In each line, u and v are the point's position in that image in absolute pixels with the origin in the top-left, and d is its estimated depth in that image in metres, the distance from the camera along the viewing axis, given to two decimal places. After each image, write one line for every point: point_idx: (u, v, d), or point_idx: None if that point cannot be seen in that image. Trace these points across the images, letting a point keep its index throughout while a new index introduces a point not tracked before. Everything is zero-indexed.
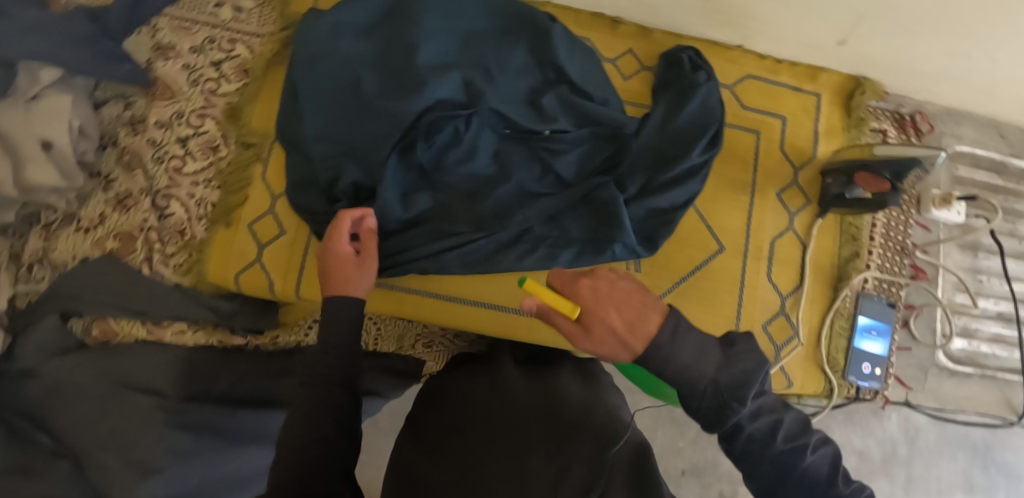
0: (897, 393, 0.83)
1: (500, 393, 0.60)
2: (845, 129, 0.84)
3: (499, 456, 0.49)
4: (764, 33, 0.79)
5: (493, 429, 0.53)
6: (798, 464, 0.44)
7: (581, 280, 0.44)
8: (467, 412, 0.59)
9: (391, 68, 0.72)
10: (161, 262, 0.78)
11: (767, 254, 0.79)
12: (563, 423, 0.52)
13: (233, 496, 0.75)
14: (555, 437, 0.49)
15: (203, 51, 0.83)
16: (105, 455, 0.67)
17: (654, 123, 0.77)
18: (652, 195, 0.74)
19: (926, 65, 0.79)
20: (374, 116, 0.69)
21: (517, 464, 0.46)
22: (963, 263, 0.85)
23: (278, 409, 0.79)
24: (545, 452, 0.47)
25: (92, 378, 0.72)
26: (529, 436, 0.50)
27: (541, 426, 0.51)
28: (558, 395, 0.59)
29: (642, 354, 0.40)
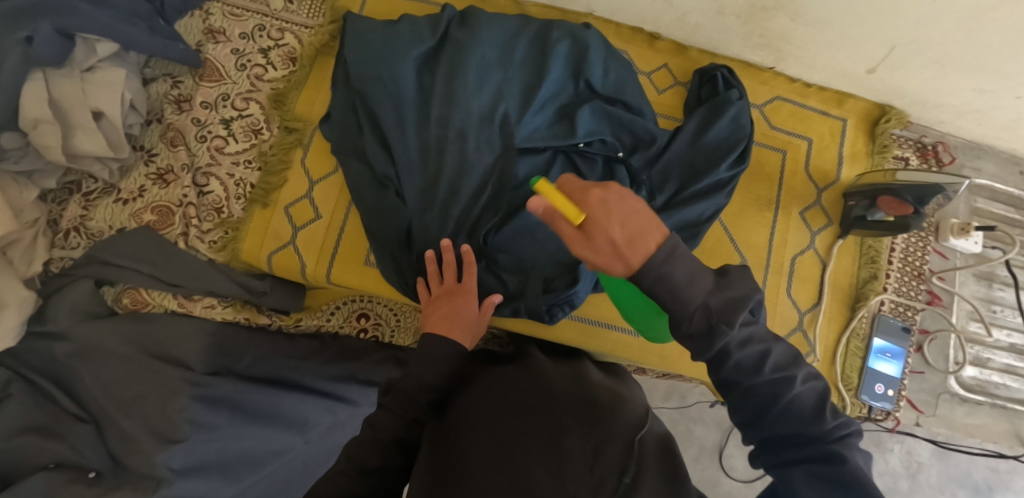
0: (907, 416, 0.83)
1: (529, 376, 0.63)
2: (868, 155, 0.87)
3: (536, 428, 0.53)
4: (797, 57, 0.82)
5: (527, 406, 0.57)
6: (786, 395, 0.45)
7: (592, 190, 0.46)
8: (500, 384, 0.62)
9: (443, 68, 0.76)
10: (197, 238, 0.79)
11: (787, 270, 0.81)
12: (594, 411, 0.56)
13: (248, 476, 0.75)
14: (586, 423, 0.54)
15: (252, 37, 0.85)
16: (125, 421, 0.71)
17: (688, 137, 0.78)
18: (679, 206, 0.76)
19: (953, 98, 0.82)
20: (427, 115, 0.75)
21: (553, 441, 0.51)
22: (978, 293, 0.87)
23: (295, 393, 0.81)
24: (579, 435, 0.52)
25: (123, 343, 0.75)
26: (564, 417, 0.55)
27: (575, 409, 0.57)
28: (585, 388, 0.63)
29: (636, 270, 0.43)
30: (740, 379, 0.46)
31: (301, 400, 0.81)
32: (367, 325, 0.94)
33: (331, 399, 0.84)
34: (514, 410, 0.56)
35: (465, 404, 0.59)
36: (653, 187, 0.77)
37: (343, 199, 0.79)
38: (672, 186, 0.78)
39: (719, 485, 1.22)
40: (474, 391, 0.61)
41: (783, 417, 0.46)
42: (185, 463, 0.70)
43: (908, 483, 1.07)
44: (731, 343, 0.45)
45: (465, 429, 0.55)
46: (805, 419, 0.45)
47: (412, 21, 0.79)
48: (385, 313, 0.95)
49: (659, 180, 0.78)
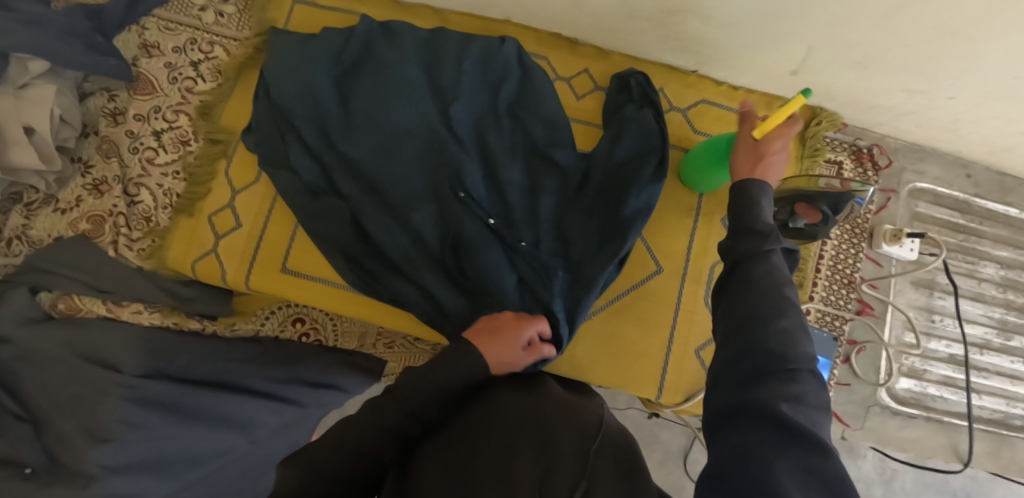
0: (833, 428, 0.81)
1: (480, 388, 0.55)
2: (799, 158, 0.84)
3: (486, 451, 0.45)
4: (719, 60, 0.79)
5: (475, 426, 0.49)
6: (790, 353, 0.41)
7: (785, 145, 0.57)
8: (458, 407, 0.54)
9: (363, 84, 0.78)
10: (126, 246, 0.82)
11: (706, 278, 0.80)
12: (547, 420, 0.48)
13: (187, 473, 0.79)
14: (542, 440, 0.46)
15: (184, 51, 0.88)
16: (65, 422, 0.74)
17: (603, 150, 0.77)
18: (593, 219, 0.75)
19: (885, 100, 0.78)
20: (350, 130, 0.77)
21: (501, 467, 0.43)
22: (916, 302, 0.83)
23: (236, 395, 0.83)
24: (530, 455, 0.44)
25: (59, 347, 0.77)
26: (517, 432, 0.47)
27: (531, 422, 0.48)
28: (539, 389, 0.55)
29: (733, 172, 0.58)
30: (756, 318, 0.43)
31: (240, 400, 0.83)
32: (307, 328, 0.97)
33: (279, 400, 0.87)
34: (461, 436, 0.48)
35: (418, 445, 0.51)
36: (569, 205, 0.77)
37: (263, 208, 0.81)
38: (591, 199, 0.76)
39: (684, 489, 1.21)
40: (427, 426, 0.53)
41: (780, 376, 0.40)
42: (118, 461, 0.73)
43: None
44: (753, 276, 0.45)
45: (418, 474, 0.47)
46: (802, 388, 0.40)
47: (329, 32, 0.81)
48: (324, 320, 0.98)
49: (579, 196, 0.77)
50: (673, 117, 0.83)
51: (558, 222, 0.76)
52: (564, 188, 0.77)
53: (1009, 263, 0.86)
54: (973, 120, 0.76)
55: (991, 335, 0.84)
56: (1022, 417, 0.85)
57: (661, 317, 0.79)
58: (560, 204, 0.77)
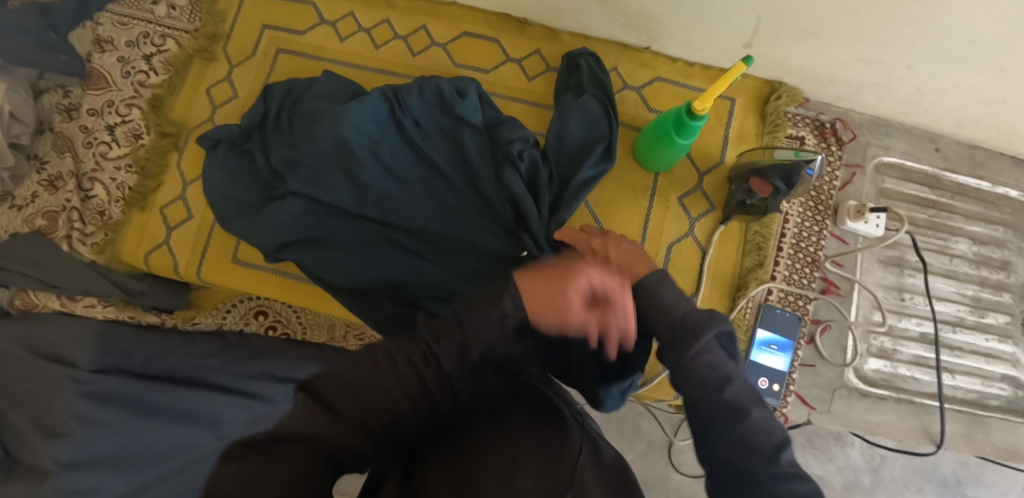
0: (798, 412, 0.78)
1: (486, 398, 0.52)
2: (759, 135, 0.82)
3: (486, 468, 0.41)
4: (669, 36, 0.78)
5: (481, 438, 0.45)
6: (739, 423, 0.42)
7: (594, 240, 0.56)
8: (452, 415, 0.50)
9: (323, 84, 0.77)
10: (80, 241, 0.82)
11: (663, 259, 0.77)
12: (555, 440, 0.45)
13: (150, 470, 0.76)
14: (543, 455, 0.43)
15: (137, 45, 0.88)
16: (18, 418, 0.73)
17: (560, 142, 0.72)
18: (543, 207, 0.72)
19: (843, 72, 0.75)
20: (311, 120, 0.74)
21: (504, 484, 0.39)
22: (884, 280, 0.81)
23: (197, 388, 0.82)
24: (533, 472, 0.40)
25: (9, 343, 0.78)
26: (517, 447, 0.43)
27: (530, 437, 0.45)
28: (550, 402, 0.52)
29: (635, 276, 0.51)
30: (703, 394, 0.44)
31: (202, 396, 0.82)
32: (271, 321, 0.96)
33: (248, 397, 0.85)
34: (462, 446, 0.45)
35: (413, 444, 0.47)
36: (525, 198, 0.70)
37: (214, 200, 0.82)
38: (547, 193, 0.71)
39: (668, 480, 1.13)
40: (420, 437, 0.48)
41: (733, 448, 0.42)
42: (74, 457, 0.71)
43: (870, 479, 0.94)
44: (697, 350, 0.44)
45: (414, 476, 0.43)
46: (761, 459, 0.41)
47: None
48: (288, 314, 0.97)
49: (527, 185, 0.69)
50: (627, 96, 0.81)
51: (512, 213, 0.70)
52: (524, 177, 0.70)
53: (982, 239, 0.83)
54: (934, 90, 0.74)
55: (965, 313, 0.82)
56: (998, 397, 0.82)
57: None
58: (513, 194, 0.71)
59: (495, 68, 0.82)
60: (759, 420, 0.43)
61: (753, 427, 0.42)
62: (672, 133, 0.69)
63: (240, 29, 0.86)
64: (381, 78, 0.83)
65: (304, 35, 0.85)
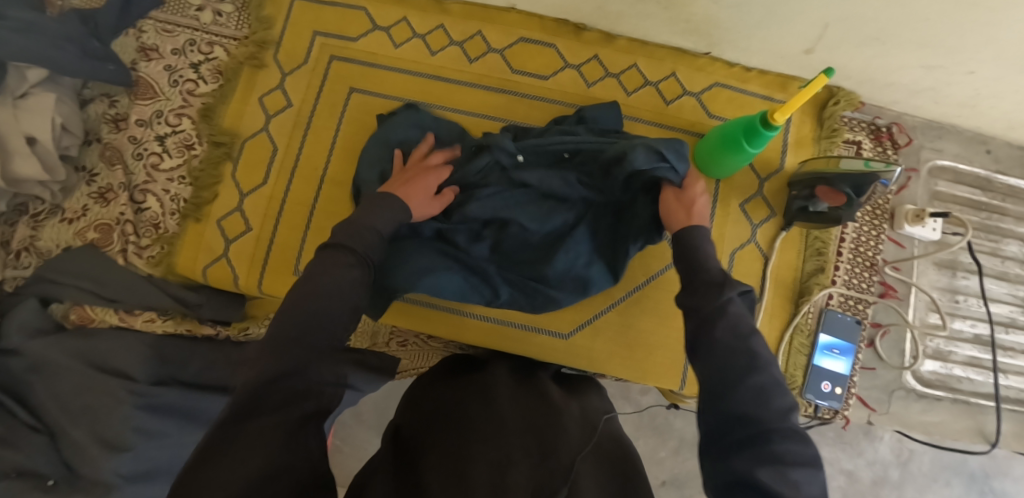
0: (859, 414, 0.80)
1: (485, 404, 0.54)
2: (816, 140, 0.82)
3: (478, 463, 0.43)
4: (730, 42, 0.77)
5: (477, 429, 0.49)
6: (754, 376, 0.43)
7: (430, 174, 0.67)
8: (453, 418, 0.53)
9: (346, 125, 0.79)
10: (135, 253, 0.82)
11: (726, 266, 0.78)
12: (549, 435, 0.48)
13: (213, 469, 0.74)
14: (540, 450, 0.45)
15: (184, 52, 0.86)
16: (77, 430, 0.72)
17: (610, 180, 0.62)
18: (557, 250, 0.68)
19: (901, 77, 0.76)
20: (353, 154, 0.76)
21: (496, 476, 0.41)
22: (939, 282, 0.82)
23: None
24: (527, 467, 0.42)
25: (68, 357, 0.76)
26: (510, 443, 0.46)
27: (526, 435, 0.48)
28: (552, 410, 0.54)
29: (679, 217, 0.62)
30: (722, 337, 0.45)
31: None
32: None
33: None
34: (461, 440, 0.48)
35: (419, 450, 0.49)
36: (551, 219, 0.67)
37: (271, 211, 0.81)
38: (580, 239, 0.66)
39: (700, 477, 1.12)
40: (425, 442, 0.50)
41: (748, 395, 0.42)
42: (134, 470, 0.73)
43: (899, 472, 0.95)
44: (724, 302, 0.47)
45: (416, 464, 0.46)
46: (771, 408, 0.41)
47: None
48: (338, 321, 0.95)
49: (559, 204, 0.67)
50: (686, 102, 0.81)
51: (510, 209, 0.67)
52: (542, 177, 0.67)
53: None
54: (993, 95, 0.74)
55: (1017, 314, 0.83)
56: None
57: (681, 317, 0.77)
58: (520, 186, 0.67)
59: (553, 74, 0.81)
60: (771, 381, 0.43)
61: (768, 384, 0.43)
62: (742, 141, 0.69)
63: (290, 36, 0.85)
64: (435, 85, 0.81)
65: (357, 41, 0.84)
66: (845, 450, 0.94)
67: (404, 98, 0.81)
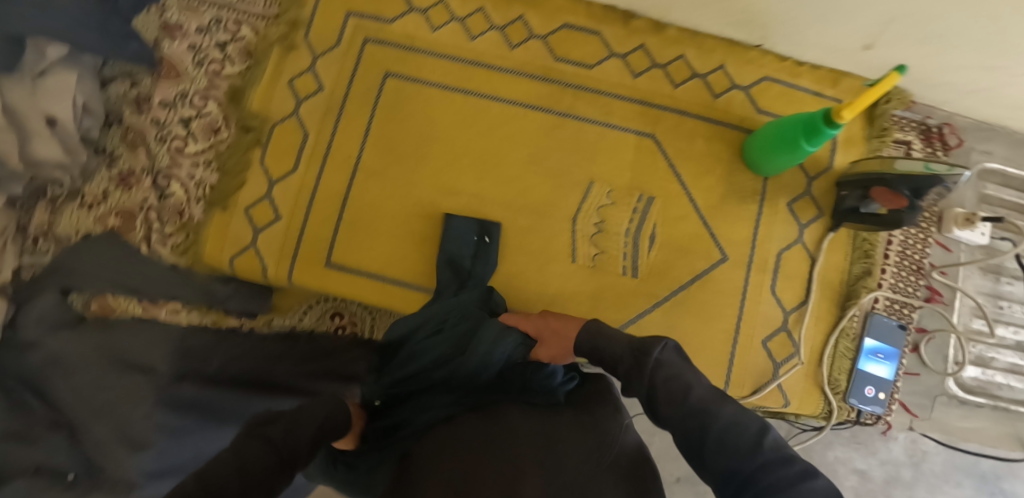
0: (900, 419, 0.80)
1: (489, 413, 0.53)
2: (866, 139, 0.79)
3: (488, 479, 0.43)
4: (785, 34, 0.74)
5: (484, 443, 0.48)
6: (712, 424, 0.43)
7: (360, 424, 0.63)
8: (452, 432, 0.52)
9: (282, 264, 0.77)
10: (160, 241, 0.78)
11: (772, 266, 0.76)
12: (559, 443, 0.47)
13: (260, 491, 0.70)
14: (549, 462, 0.45)
15: (209, 31, 0.82)
16: (98, 426, 0.69)
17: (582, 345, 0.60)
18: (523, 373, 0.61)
19: (959, 77, 0.73)
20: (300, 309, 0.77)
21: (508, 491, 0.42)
22: (983, 288, 0.80)
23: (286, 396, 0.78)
24: (539, 480, 0.43)
25: (90, 350, 0.73)
26: (519, 455, 0.46)
27: (536, 444, 0.47)
28: (550, 411, 0.53)
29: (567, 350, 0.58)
30: (671, 402, 0.45)
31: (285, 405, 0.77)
32: (345, 323, 0.86)
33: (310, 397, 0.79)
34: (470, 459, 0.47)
35: (424, 460, 0.49)
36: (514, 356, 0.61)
37: (302, 200, 0.77)
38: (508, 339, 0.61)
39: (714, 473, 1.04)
40: (424, 456, 0.51)
41: (720, 447, 0.42)
42: (157, 466, 0.70)
43: None
44: (651, 375, 0.46)
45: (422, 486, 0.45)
46: (741, 453, 0.42)
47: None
48: (358, 312, 0.86)
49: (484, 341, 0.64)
50: (735, 96, 0.78)
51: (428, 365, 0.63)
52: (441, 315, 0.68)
53: None
54: None
55: None
56: None
57: (725, 319, 0.75)
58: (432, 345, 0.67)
59: (598, 63, 0.78)
60: (732, 413, 0.44)
61: (728, 422, 0.43)
62: (802, 138, 0.66)
63: (321, 16, 0.80)
64: (475, 72, 0.78)
65: (392, 24, 0.80)
66: None
67: (442, 85, 0.78)
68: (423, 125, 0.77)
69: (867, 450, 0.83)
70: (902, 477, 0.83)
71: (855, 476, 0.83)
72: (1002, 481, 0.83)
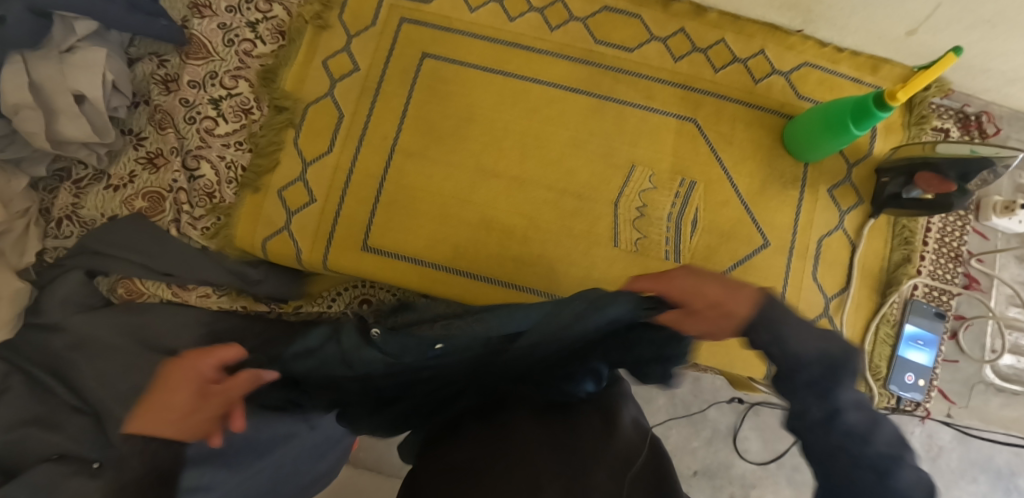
0: (938, 407, 0.80)
1: (497, 429, 0.50)
2: (904, 126, 0.79)
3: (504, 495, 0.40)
4: (829, 19, 0.74)
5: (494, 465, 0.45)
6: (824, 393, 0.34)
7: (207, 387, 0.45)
8: (467, 456, 0.49)
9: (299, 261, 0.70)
10: (189, 224, 0.76)
11: (813, 253, 0.75)
12: (576, 453, 0.44)
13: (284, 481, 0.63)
14: (569, 471, 0.42)
15: (239, 10, 0.80)
16: (121, 409, 0.66)
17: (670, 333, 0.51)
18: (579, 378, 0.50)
19: (1001, 64, 0.73)
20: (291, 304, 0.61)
21: None
22: (1018, 276, 0.81)
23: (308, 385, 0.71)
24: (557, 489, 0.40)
25: (117, 334, 0.71)
26: (537, 471, 0.42)
27: (553, 455, 0.44)
28: (565, 421, 0.50)
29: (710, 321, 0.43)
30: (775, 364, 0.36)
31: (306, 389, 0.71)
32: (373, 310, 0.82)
33: None
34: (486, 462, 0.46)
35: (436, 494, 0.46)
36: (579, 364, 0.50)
37: (337, 181, 0.76)
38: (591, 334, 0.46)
39: (731, 467, 0.99)
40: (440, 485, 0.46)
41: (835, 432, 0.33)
42: None
43: None
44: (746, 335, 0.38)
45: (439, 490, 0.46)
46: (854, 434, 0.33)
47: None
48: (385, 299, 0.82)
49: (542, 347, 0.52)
50: (775, 81, 0.78)
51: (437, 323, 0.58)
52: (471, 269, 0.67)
53: None
54: None
55: None
56: None
57: None
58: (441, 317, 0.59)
59: (639, 46, 0.77)
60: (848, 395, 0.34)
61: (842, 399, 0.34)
62: (851, 119, 0.65)
63: None
64: (515, 54, 0.77)
65: (429, 4, 0.78)
66: None
67: (481, 67, 0.77)
68: (463, 107, 0.76)
69: None
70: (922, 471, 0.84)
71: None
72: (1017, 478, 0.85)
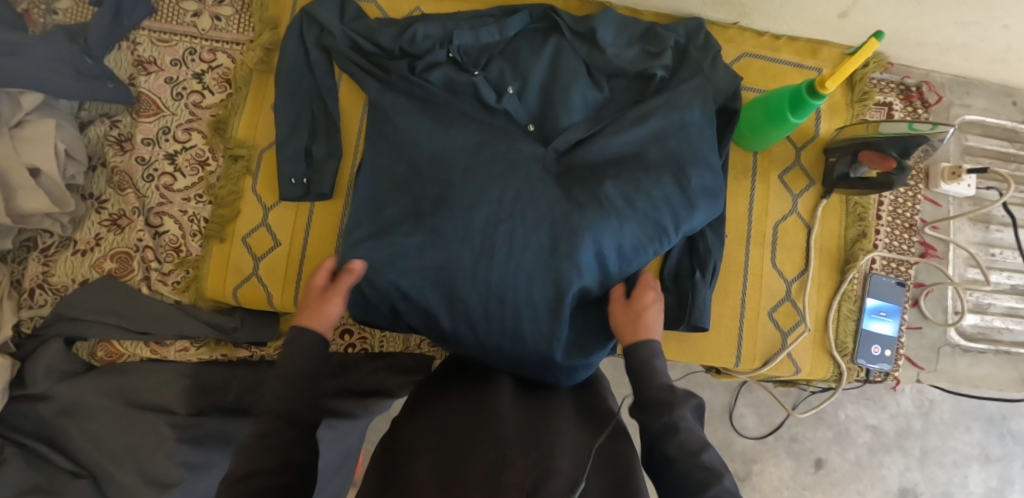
0: (908, 374, 0.83)
1: (481, 403, 0.49)
2: (848, 105, 0.80)
3: (473, 467, 0.38)
4: (761, 10, 0.75)
5: (473, 435, 0.43)
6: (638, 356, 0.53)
7: None
8: (446, 423, 0.48)
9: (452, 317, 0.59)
10: (160, 280, 0.78)
11: (770, 239, 0.77)
12: (546, 436, 0.43)
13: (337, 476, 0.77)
14: (534, 451, 0.40)
15: (184, 63, 0.81)
16: (121, 471, 0.67)
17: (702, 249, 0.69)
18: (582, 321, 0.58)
19: (935, 35, 0.75)
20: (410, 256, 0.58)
21: (491, 473, 0.37)
22: (975, 238, 0.83)
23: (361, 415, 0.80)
24: (524, 463, 0.38)
25: (104, 396, 0.71)
26: (503, 444, 0.41)
27: (524, 436, 0.43)
28: (545, 410, 0.50)
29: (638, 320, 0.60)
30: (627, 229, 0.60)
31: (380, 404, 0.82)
32: None
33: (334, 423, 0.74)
34: (458, 439, 0.44)
35: (414, 447, 0.46)
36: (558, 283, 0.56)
37: (299, 224, 0.78)
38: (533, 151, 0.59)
39: None
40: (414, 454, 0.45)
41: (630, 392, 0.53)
42: None
43: (921, 422, 0.92)
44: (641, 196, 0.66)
45: (406, 465, 0.44)
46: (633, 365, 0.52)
47: (364, 28, 0.73)
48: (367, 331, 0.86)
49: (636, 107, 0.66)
50: None
51: (494, 81, 0.69)
52: (477, 82, 0.66)
53: None
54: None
55: None
56: None
57: (732, 296, 0.75)
58: (582, 125, 0.66)
59: None
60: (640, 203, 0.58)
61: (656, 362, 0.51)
62: (787, 108, 0.67)
63: None
64: None
65: None
66: (871, 405, 0.92)
67: None
68: None
69: (878, 406, 0.93)
70: (913, 427, 0.92)
71: (868, 432, 0.92)
72: (1008, 422, 0.93)
